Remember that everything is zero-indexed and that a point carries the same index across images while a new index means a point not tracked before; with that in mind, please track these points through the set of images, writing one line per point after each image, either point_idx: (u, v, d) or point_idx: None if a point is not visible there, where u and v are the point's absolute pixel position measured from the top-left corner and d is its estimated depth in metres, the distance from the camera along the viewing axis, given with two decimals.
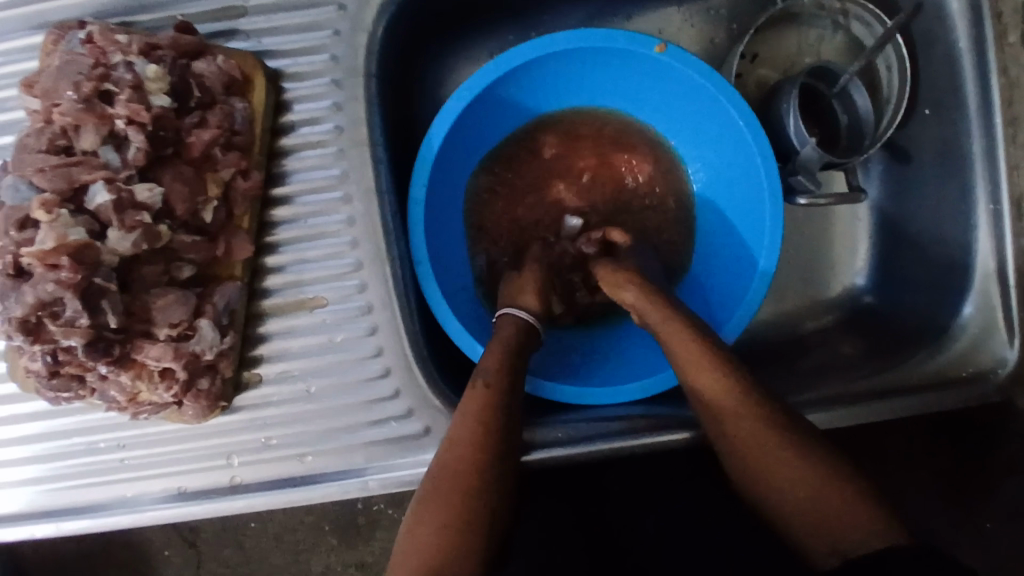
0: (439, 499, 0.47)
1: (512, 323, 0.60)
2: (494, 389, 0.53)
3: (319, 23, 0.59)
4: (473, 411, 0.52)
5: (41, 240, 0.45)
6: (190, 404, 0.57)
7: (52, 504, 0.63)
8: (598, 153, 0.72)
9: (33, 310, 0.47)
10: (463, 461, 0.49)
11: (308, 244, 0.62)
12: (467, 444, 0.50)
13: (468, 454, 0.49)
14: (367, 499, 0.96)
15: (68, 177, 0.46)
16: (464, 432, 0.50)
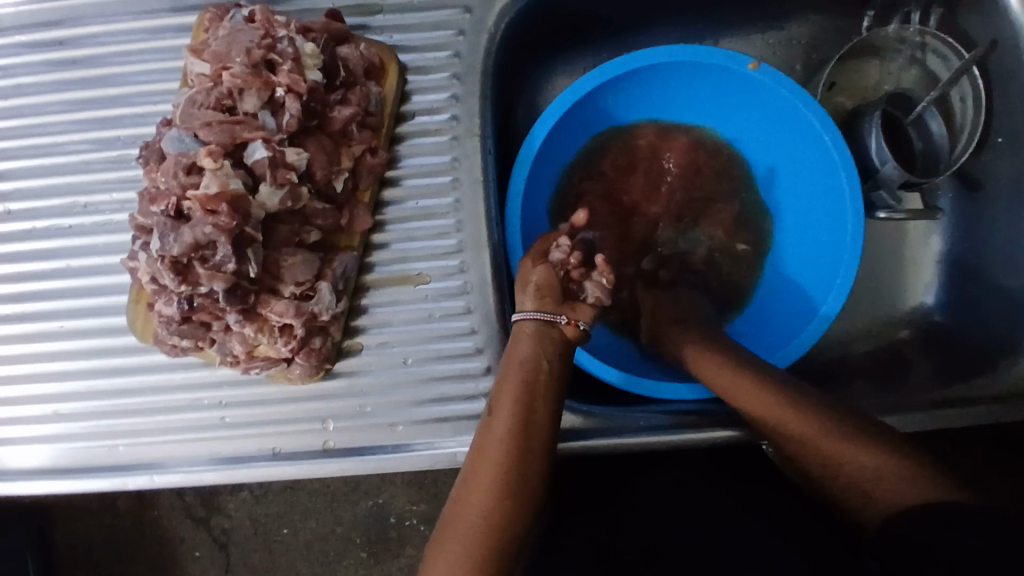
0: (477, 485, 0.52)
1: (530, 339, 0.57)
2: (506, 429, 0.53)
3: (446, 23, 0.65)
4: (487, 452, 0.52)
5: (205, 186, 0.50)
6: (299, 364, 0.59)
7: (148, 456, 0.66)
8: (682, 165, 0.76)
9: (187, 251, 0.51)
10: (477, 499, 0.51)
11: (416, 224, 0.66)
12: (481, 483, 0.52)
13: (482, 499, 0.51)
14: (400, 514, 0.98)
15: (232, 133, 0.52)
16: (478, 477, 0.52)
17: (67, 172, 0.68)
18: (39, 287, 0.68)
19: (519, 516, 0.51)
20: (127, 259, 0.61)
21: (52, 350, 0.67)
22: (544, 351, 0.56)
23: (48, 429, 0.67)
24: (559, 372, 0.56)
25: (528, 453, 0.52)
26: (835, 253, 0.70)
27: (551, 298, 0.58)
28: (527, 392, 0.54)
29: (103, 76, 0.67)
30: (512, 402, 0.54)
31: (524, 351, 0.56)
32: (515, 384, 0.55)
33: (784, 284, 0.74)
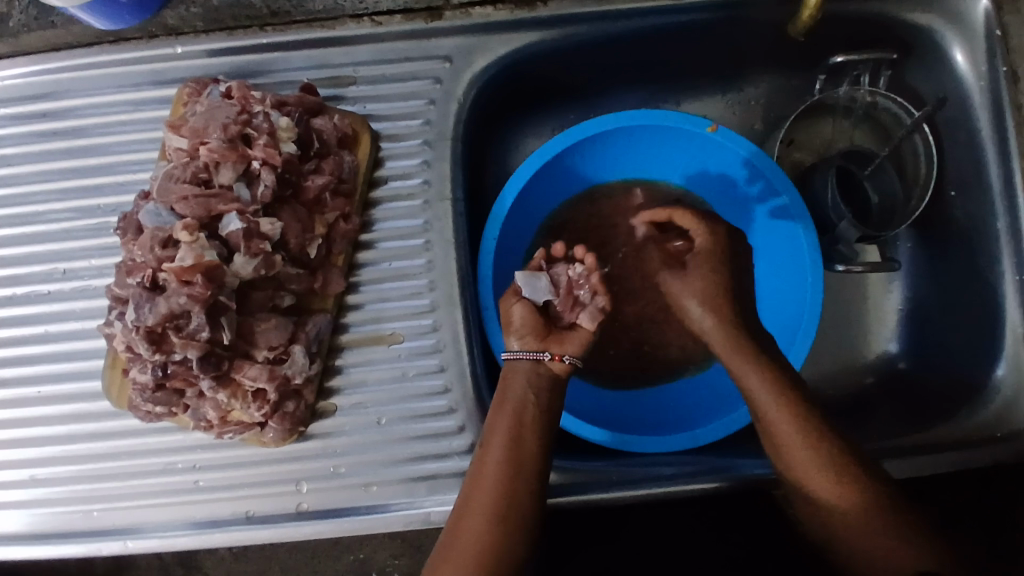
0: (487, 471, 0.56)
1: (524, 376, 0.60)
2: (501, 459, 0.56)
3: (416, 93, 0.68)
4: (483, 479, 0.56)
5: (182, 256, 0.52)
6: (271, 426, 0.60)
7: (122, 521, 0.66)
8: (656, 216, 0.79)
9: (162, 320, 0.52)
10: (489, 479, 0.56)
11: (390, 284, 0.67)
12: (491, 468, 0.56)
13: (492, 483, 0.55)
14: (380, 568, 0.96)
15: (207, 206, 0.53)
16: (482, 480, 0.56)
17: (47, 240, 0.69)
18: (16, 353, 0.68)
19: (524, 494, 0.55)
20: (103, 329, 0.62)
21: (27, 416, 0.67)
22: (534, 385, 0.60)
23: (23, 496, 0.66)
24: (552, 404, 0.60)
25: (521, 480, 0.55)
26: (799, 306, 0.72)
27: (533, 335, 0.62)
28: (525, 405, 0.59)
29: (85, 147, 0.69)
30: (507, 433, 0.57)
31: (516, 387, 0.60)
32: (513, 415, 0.58)
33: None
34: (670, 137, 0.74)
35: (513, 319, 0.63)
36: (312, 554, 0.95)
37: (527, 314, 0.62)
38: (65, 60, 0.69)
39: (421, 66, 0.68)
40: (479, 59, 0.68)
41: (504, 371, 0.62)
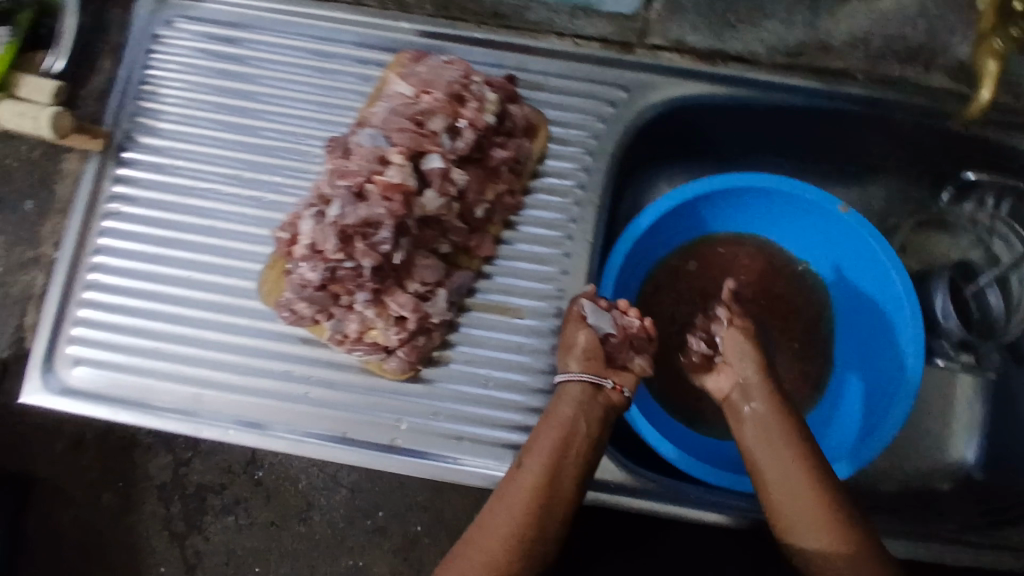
0: (520, 482, 0.60)
1: (573, 400, 0.64)
2: (537, 473, 0.60)
3: (591, 110, 0.76)
4: (510, 498, 0.59)
5: (391, 176, 0.59)
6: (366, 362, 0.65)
7: (226, 412, 0.70)
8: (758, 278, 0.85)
9: (358, 225, 0.58)
10: (519, 487, 0.59)
11: (525, 265, 0.73)
12: (524, 477, 0.60)
13: (523, 492, 0.59)
14: None
15: (418, 142, 0.61)
16: (513, 487, 0.60)
17: (240, 149, 0.75)
18: (182, 240, 0.73)
19: (550, 513, 0.59)
20: (276, 231, 0.69)
21: (175, 294, 0.72)
22: (584, 413, 0.63)
23: (148, 365, 0.71)
24: (597, 437, 0.63)
25: (555, 504, 0.59)
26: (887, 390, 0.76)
27: (594, 361, 0.65)
28: (573, 429, 0.62)
29: (295, 79, 0.77)
30: (545, 457, 0.61)
31: (565, 413, 0.63)
32: (559, 444, 0.62)
33: (834, 407, 0.81)
34: (797, 209, 0.81)
35: (577, 344, 0.66)
36: (315, 547, 0.85)
37: (591, 342, 0.66)
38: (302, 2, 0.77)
39: (600, 88, 0.76)
40: (652, 95, 0.76)
41: (557, 391, 0.66)
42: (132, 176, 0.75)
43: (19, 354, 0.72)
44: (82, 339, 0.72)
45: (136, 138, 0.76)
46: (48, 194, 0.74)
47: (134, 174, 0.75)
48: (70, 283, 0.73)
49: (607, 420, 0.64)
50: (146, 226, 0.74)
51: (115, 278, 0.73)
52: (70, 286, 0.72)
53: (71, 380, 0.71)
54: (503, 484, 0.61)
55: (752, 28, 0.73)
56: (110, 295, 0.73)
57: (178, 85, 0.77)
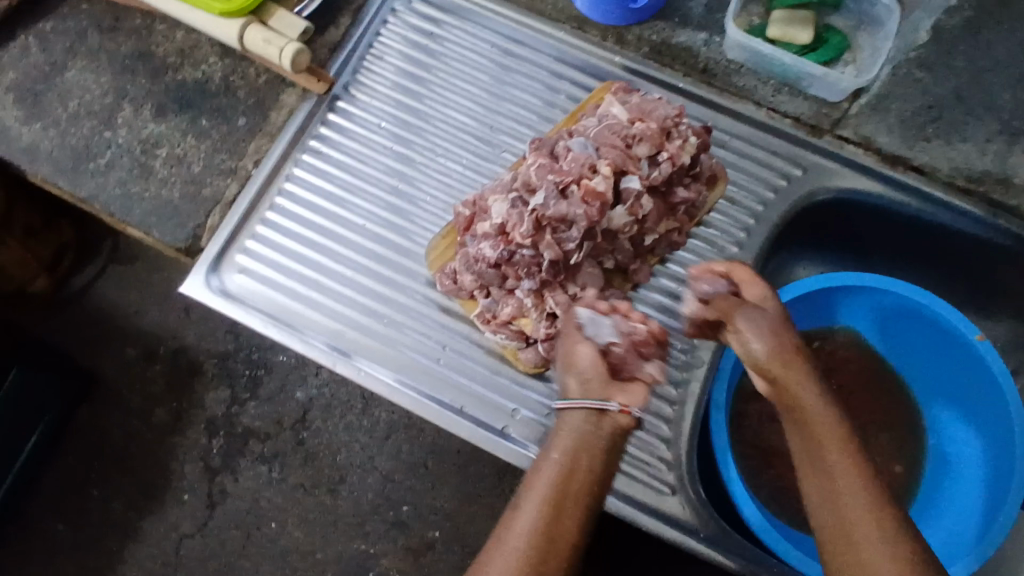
0: (516, 526, 0.54)
1: (570, 433, 0.57)
2: (534, 518, 0.54)
3: (764, 179, 0.80)
4: (505, 550, 0.53)
5: (595, 183, 0.63)
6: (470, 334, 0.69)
7: (362, 355, 0.74)
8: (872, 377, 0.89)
9: (555, 218, 0.63)
10: (517, 528, 0.54)
11: (670, 302, 0.76)
12: (520, 518, 0.54)
13: (517, 543, 0.53)
14: None
15: (625, 161, 0.66)
16: (505, 538, 0.54)
17: (439, 128, 0.83)
18: (366, 191, 0.81)
19: (550, 562, 0.52)
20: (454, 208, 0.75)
21: (345, 236, 0.79)
22: (583, 448, 0.56)
23: (304, 292, 0.77)
24: (607, 456, 0.57)
25: (554, 550, 0.53)
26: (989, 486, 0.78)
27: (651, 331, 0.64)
28: (576, 461, 0.56)
29: (505, 82, 0.85)
30: (544, 495, 0.55)
31: (562, 448, 0.56)
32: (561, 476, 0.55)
33: (933, 509, 0.83)
34: (918, 321, 0.85)
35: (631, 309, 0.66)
36: None
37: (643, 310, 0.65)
38: (530, 19, 0.86)
39: (778, 162, 0.81)
40: (829, 181, 0.80)
41: (561, 415, 0.58)
42: (339, 123, 0.83)
43: (189, 249, 0.76)
44: (252, 252, 0.78)
45: (351, 93, 0.84)
46: (262, 117, 0.80)
47: (342, 122, 0.83)
48: (260, 200, 0.79)
49: (614, 450, 0.57)
50: (338, 169, 0.81)
51: (299, 205, 0.80)
52: (258, 203, 0.79)
53: (234, 284, 0.77)
54: (496, 534, 0.56)
55: (944, 144, 0.77)
56: (291, 219, 0.79)
57: (401, 58, 0.85)
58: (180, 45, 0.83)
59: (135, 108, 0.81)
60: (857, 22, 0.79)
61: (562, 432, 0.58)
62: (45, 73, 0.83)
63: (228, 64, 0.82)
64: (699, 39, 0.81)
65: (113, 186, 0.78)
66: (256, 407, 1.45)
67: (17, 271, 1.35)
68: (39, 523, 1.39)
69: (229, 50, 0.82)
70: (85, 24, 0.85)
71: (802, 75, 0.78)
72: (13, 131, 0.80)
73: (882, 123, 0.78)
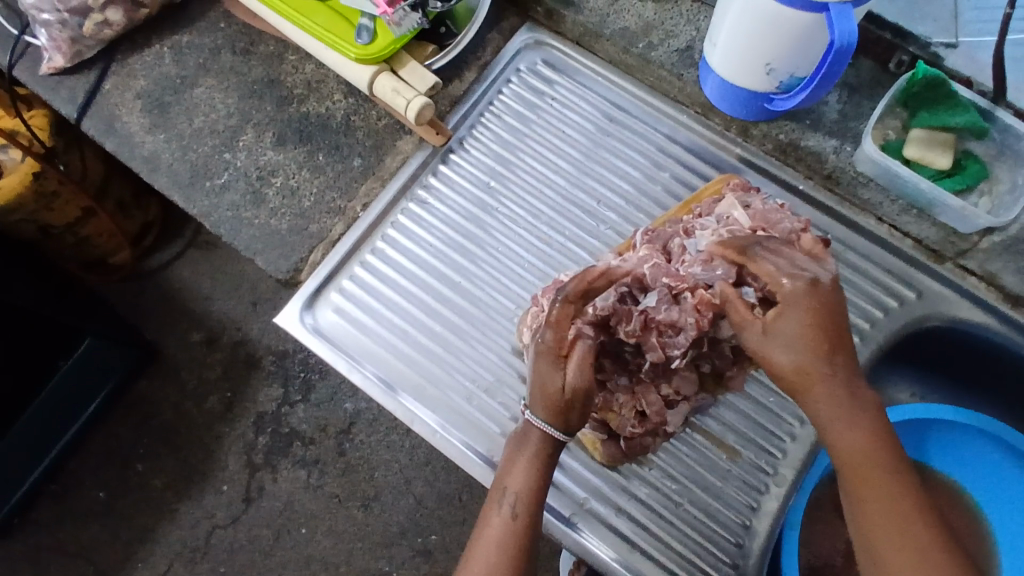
0: (488, 535, 0.59)
1: (535, 443, 0.59)
2: (505, 524, 0.59)
3: (875, 301, 0.78)
4: (481, 553, 0.58)
5: (711, 292, 0.62)
6: (508, 462, 0.61)
7: (440, 415, 0.75)
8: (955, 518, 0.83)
9: (664, 323, 0.62)
10: (492, 532, 0.59)
11: (760, 412, 0.75)
12: (492, 526, 0.59)
13: (489, 551, 0.58)
14: None
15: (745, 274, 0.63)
16: (481, 541, 0.59)
17: (544, 195, 0.83)
18: (464, 247, 0.81)
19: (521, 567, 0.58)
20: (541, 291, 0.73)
21: (438, 291, 0.79)
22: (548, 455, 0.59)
23: (391, 340, 0.78)
24: (536, 499, 0.59)
25: (526, 553, 0.58)
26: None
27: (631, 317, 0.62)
28: (542, 468, 0.59)
29: (618, 158, 0.84)
30: (515, 506, 0.59)
31: (528, 454, 0.59)
32: (495, 525, 0.59)
33: None
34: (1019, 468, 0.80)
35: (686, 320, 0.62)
36: None
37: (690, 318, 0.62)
38: (652, 98, 0.86)
39: (891, 285, 0.78)
40: (942, 309, 0.77)
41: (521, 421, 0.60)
42: (448, 176, 0.83)
43: (288, 281, 0.78)
44: (346, 292, 0.79)
45: (464, 146, 0.84)
46: (376, 161, 0.82)
47: (452, 176, 0.83)
48: (362, 242, 0.80)
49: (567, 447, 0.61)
50: (440, 222, 0.81)
51: (399, 251, 0.80)
52: (360, 245, 0.80)
53: (326, 322, 0.78)
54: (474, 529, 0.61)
55: None
56: (388, 264, 0.80)
57: (517, 118, 0.85)
58: (308, 78, 0.85)
59: (256, 133, 0.83)
60: (1003, 151, 0.74)
61: (527, 442, 0.60)
62: (176, 85, 0.86)
63: (352, 104, 0.84)
64: (829, 146, 0.77)
65: (224, 207, 0.80)
66: (305, 410, 1.46)
67: (105, 244, 1.38)
68: (80, 489, 1.42)
69: (355, 89, 0.84)
70: (219, 42, 0.87)
71: (934, 202, 0.74)
72: (139, 138, 0.83)
73: (1013, 263, 0.73)
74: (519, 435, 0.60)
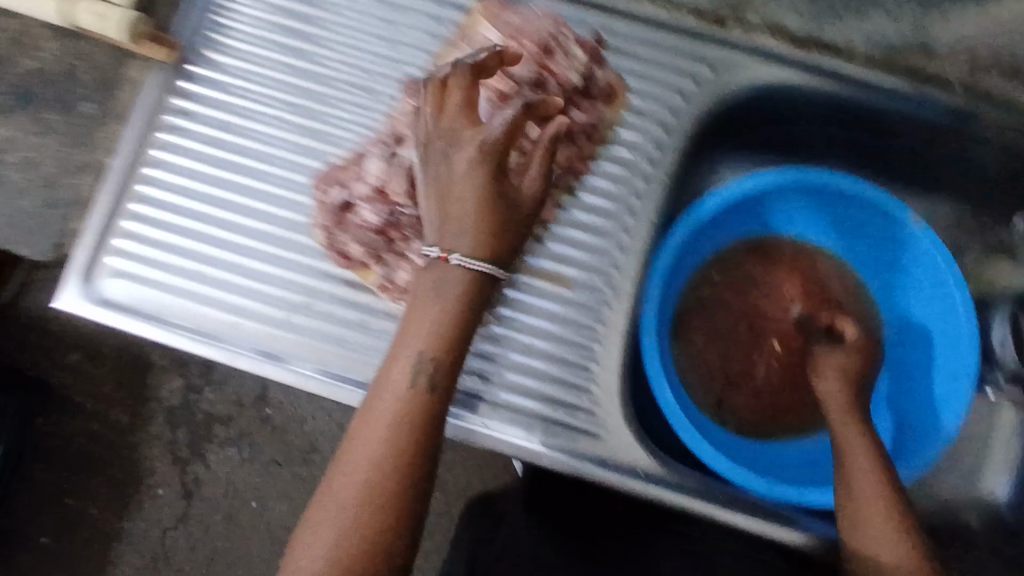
0: (386, 401, 0.55)
1: (451, 288, 0.56)
2: (400, 393, 0.55)
3: (671, 86, 0.74)
4: (381, 413, 0.55)
5: (484, 131, 0.58)
6: (416, 296, 0.58)
7: (270, 348, 0.69)
8: (809, 275, 0.83)
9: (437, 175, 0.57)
10: (395, 384, 0.55)
11: (584, 234, 0.72)
12: (392, 387, 0.55)
13: (385, 417, 0.54)
14: None
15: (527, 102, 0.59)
16: (376, 405, 0.55)
17: (307, 80, 0.74)
18: (237, 164, 0.72)
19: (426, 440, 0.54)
20: (318, 183, 0.73)
21: (224, 218, 0.71)
22: (453, 307, 0.56)
23: (193, 287, 0.70)
24: (452, 372, 0.57)
25: (429, 430, 0.55)
26: (957, 341, 0.75)
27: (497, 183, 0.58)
28: (451, 324, 0.56)
29: (375, 14, 0.75)
30: (411, 363, 0.55)
31: (446, 288, 0.56)
32: (402, 394, 0.55)
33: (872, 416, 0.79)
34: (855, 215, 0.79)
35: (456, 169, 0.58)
36: None
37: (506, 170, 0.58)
38: None
39: (682, 66, 0.74)
40: (739, 75, 0.73)
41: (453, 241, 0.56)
42: (195, 92, 0.73)
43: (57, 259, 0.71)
44: (126, 253, 0.71)
45: (203, 53, 0.74)
46: (115, 100, 0.75)
47: (201, 90, 0.74)
48: (125, 193, 0.72)
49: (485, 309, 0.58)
50: (204, 144, 0.73)
51: (167, 191, 0.71)
52: (123, 198, 0.71)
53: (114, 292, 0.70)
54: (371, 392, 0.57)
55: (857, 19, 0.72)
56: (159, 208, 0.71)
57: (252, 4, 0.75)
58: (10, 35, 0.75)
59: None
60: None
61: (446, 287, 0.56)
62: None
63: (68, 47, 0.74)
64: None
65: None
66: (212, 393, 1.25)
67: None
68: None
69: (65, 30, 0.74)
70: None
71: None
72: None
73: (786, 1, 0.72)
74: (434, 283, 0.57)
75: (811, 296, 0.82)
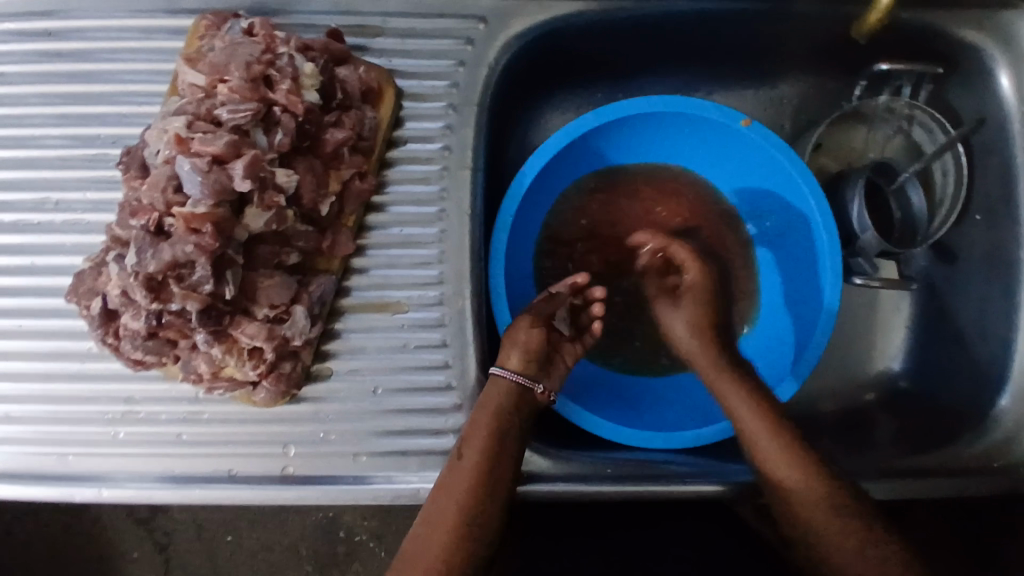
0: (446, 496, 0.55)
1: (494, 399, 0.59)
2: (464, 476, 0.56)
3: (446, 53, 0.64)
4: (440, 502, 0.55)
5: (189, 205, 0.51)
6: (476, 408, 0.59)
7: (106, 471, 0.62)
8: (657, 199, 0.78)
9: (165, 268, 0.51)
10: (460, 477, 0.56)
11: (399, 251, 0.63)
12: (451, 486, 0.56)
13: (445, 506, 0.55)
14: (350, 529, 0.95)
15: (236, 148, 0.52)
16: (440, 497, 0.56)
17: (46, 170, 0.65)
18: (4, 284, 0.64)
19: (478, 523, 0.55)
20: (74, 296, 0.57)
21: (12, 348, 0.64)
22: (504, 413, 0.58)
23: (4, 433, 0.63)
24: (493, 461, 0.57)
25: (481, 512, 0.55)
26: (818, 244, 0.70)
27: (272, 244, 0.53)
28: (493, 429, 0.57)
29: (95, 70, 0.65)
30: (477, 453, 0.57)
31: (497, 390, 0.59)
32: (456, 480, 0.56)
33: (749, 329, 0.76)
34: (689, 127, 0.73)
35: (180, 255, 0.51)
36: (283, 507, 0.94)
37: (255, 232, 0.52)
38: None
39: (453, 26, 0.64)
40: (516, 22, 0.64)
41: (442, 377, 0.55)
42: None
43: None
44: None
45: None
46: None
47: None
48: None
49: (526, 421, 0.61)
50: None
51: None
52: None
53: None
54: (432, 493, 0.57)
55: None
56: None
57: None
58: None
59: None
60: None
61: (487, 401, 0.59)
62: None
63: None
64: None
65: None
66: None
67: None
68: None
69: None
70: None
71: None
72: None
73: None
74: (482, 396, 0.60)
75: (661, 222, 0.78)
